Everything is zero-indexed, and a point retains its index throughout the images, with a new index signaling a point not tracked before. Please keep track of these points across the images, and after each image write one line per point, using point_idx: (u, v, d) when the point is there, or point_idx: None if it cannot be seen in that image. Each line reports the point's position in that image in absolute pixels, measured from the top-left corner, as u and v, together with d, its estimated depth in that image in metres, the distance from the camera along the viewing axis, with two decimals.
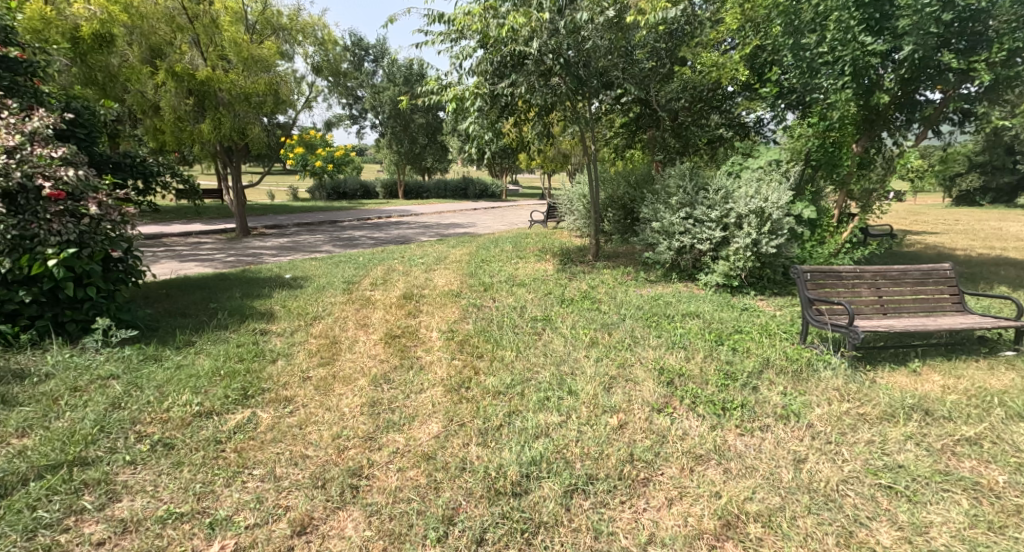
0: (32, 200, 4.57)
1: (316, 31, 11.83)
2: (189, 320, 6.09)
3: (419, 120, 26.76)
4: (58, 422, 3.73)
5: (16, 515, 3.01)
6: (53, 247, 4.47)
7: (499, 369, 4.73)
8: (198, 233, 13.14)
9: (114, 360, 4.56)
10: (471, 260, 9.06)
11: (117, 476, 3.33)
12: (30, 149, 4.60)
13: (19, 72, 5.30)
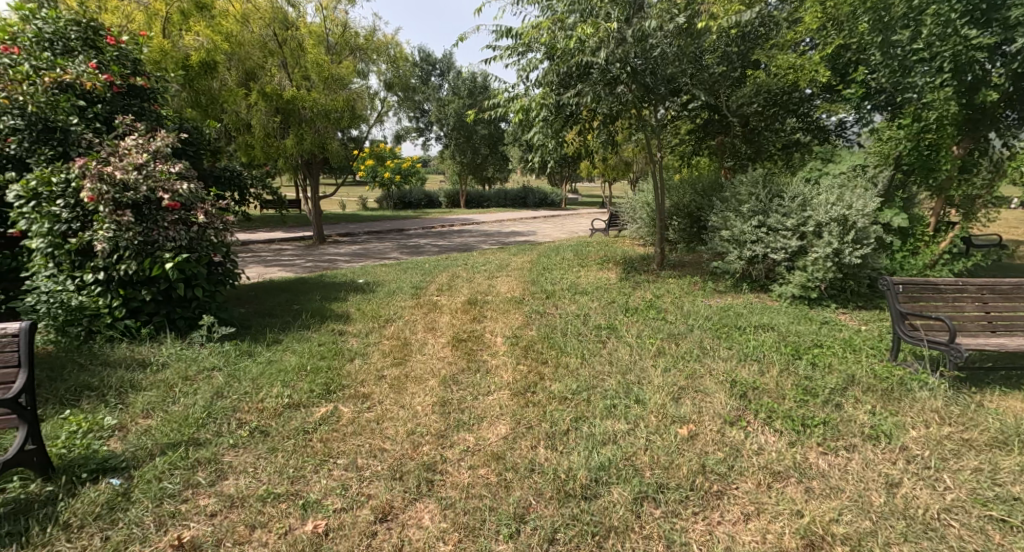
0: (154, 210, 5.09)
1: (389, 48, 12.34)
2: (277, 320, 6.56)
3: (483, 131, 27.25)
4: (174, 407, 4.15)
5: (146, 484, 3.39)
6: (170, 252, 4.99)
7: (565, 375, 4.84)
8: (280, 240, 13.98)
9: (216, 354, 5.01)
10: (534, 267, 9.22)
11: (224, 456, 3.68)
12: (154, 166, 5.12)
13: (146, 99, 6.02)
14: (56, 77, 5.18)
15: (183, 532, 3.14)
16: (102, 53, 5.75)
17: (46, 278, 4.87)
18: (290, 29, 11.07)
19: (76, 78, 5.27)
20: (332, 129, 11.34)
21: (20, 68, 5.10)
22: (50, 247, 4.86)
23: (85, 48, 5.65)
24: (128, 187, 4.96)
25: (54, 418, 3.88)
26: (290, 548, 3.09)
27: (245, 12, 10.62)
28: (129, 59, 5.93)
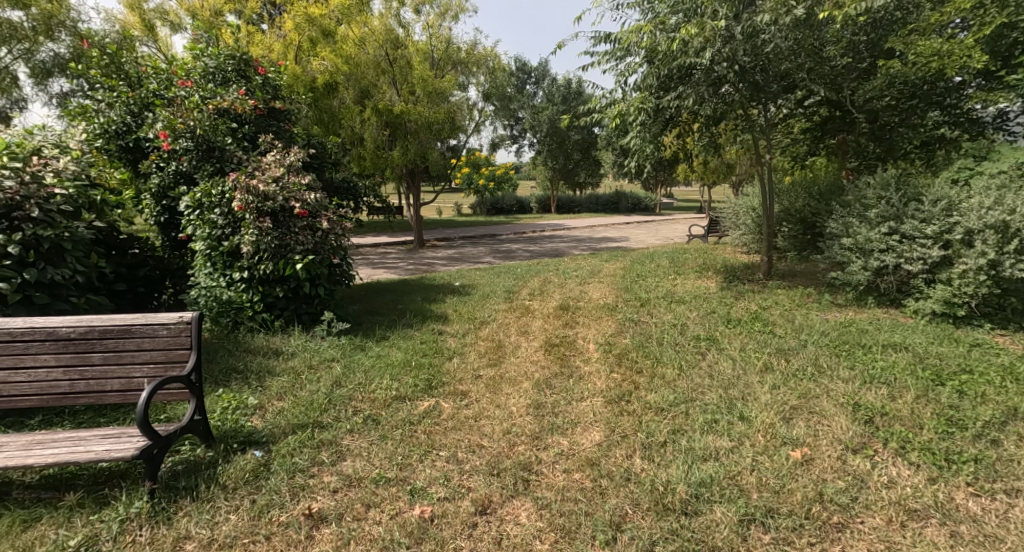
0: (287, 217, 5.71)
1: (488, 61, 12.77)
2: (384, 318, 7.07)
3: (575, 137, 27.46)
4: (301, 392, 4.63)
5: (283, 458, 3.84)
6: (300, 254, 5.57)
7: (660, 386, 4.86)
8: (385, 243, 14.91)
9: (334, 347, 5.51)
10: (626, 274, 9.22)
11: (343, 440, 4.07)
12: (288, 178, 5.77)
13: (283, 120, 7.06)
14: (217, 104, 6.18)
15: (312, 503, 3.51)
16: (251, 81, 6.89)
17: (204, 276, 5.58)
18: (399, 48, 11.78)
19: (232, 104, 6.25)
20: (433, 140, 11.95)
21: (191, 98, 6.14)
22: (208, 248, 5.60)
23: (238, 77, 6.78)
24: (268, 197, 5.61)
25: (210, 394, 4.51)
26: (401, 528, 3.37)
27: (362, 35, 11.47)
28: (271, 86, 7.05)
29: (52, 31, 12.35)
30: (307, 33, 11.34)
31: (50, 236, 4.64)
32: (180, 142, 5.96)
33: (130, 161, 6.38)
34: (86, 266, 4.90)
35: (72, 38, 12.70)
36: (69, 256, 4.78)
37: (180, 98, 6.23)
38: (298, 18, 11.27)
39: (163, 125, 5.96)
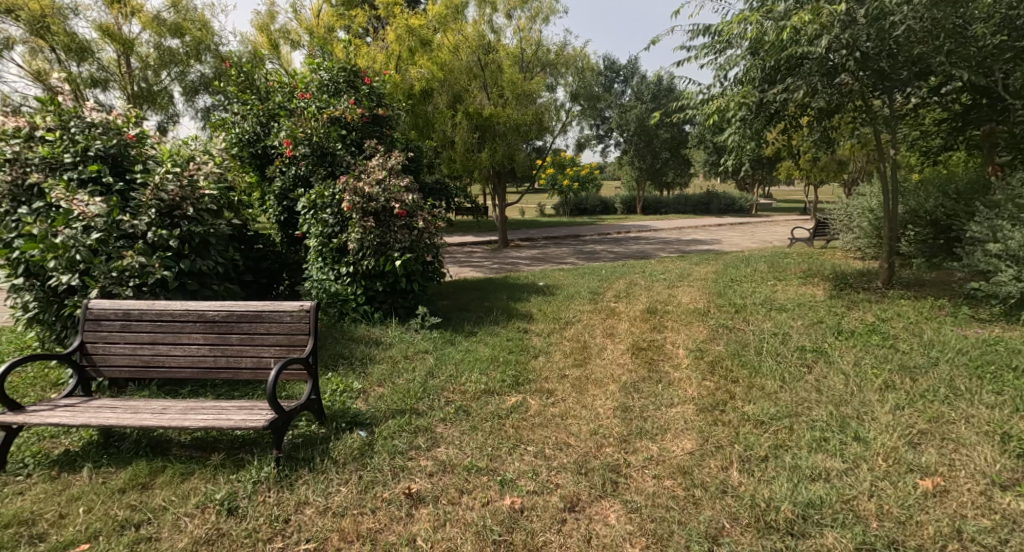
0: (388, 218, 6.11)
1: (577, 61, 12.76)
2: (472, 314, 7.35)
3: (665, 134, 26.85)
4: (399, 380, 5.03)
5: (386, 439, 4.17)
6: (398, 252, 6.02)
7: (760, 398, 4.74)
8: (472, 243, 15.29)
9: (427, 339, 5.95)
10: (719, 279, 8.98)
11: (437, 427, 4.36)
12: (389, 181, 6.14)
13: (387, 126, 7.67)
14: (330, 114, 6.91)
15: (411, 484, 3.76)
16: (360, 91, 7.44)
17: (317, 270, 6.25)
18: (490, 53, 12.08)
19: (342, 113, 6.93)
20: (520, 141, 12.05)
21: (310, 108, 6.92)
22: (320, 244, 6.19)
23: (348, 87, 7.38)
24: (372, 198, 6.03)
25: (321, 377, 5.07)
26: (493, 515, 3.53)
27: (456, 42, 11.79)
28: (376, 94, 7.55)
29: (199, 54, 13.72)
30: (407, 43, 11.82)
31: (200, 233, 5.39)
32: (300, 148, 6.75)
33: (258, 166, 7.35)
34: (224, 259, 5.63)
35: (215, 60, 14.03)
36: (214, 249, 5.52)
37: (301, 109, 7.00)
38: (400, 30, 11.83)
39: (285, 134, 6.76)
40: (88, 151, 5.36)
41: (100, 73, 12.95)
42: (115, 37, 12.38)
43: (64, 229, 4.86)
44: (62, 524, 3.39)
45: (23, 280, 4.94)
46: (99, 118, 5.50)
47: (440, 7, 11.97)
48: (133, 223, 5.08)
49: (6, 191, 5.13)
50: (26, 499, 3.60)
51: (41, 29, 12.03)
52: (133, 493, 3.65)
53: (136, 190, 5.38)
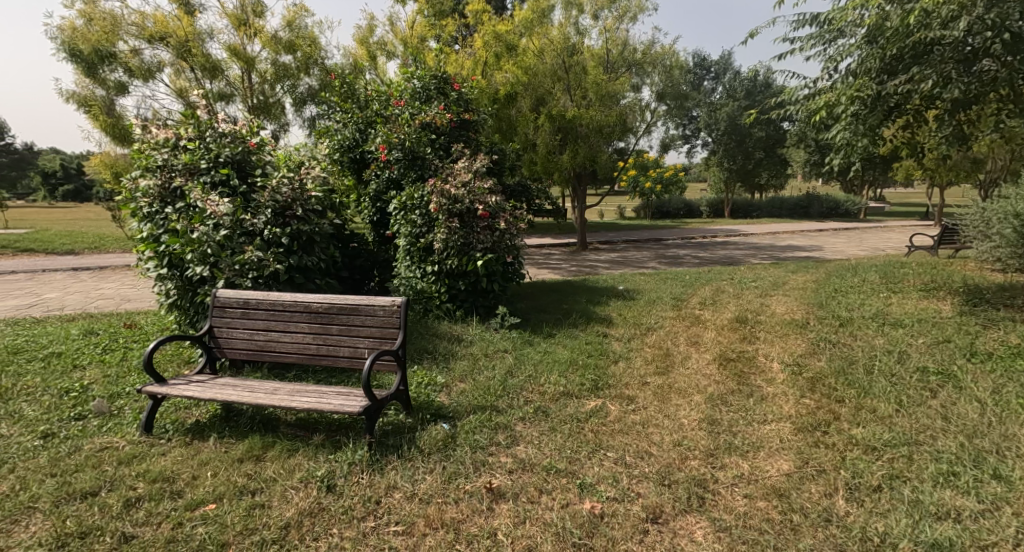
0: (471, 219, 6.60)
1: (665, 59, 12.44)
2: (551, 317, 7.47)
3: (758, 134, 25.64)
4: (479, 376, 5.36)
5: (467, 434, 4.35)
6: (480, 252, 6.47)
7: (871, 422, 4.40)
8: (550, 244, 15.28)
9: (506, 339, 6.37)
10: (820, 289, 8.45)
11: (516, 425, 4.50)
12: (473, 183, 6.64)
13: (472, 130, 8.21)
14: (421, 120, 7.54)
15: (492, 479, 3.86)
16: (449, 96, 8.01)
17: (405, 268, 6.83)
18: (575, 55, 11.96)
19: (433, 118, 7.57)
20: (603, 143, 11.90)
21: (404, 115, 7.57)
22: (408, 243, 6.75)
23: (438, 93, 7.98)
24: (457, 200, 6.56)
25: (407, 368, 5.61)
26: (573, 518, 3.51)
27: (541, 46, 11.85)
28: (465, 99, 8.16)
29: (308, 68, 14.47)
30: (493, 49, 12.04)
31: (306, 231, 5.87)
32: (393, 153, 7.36)
33: (355, 170, 7.95)
34: (325, 256, 6.12)
35: (321, 73, 14.66)
36: (318, 246, 6.02)
37: (395, 116, 7.69)
38: (488, 36, 12.08)
39: (381, 140, 7.41)
40: (219, 158, 5.95)
41: (226, 88, 14.25)
42: (239, 56, 13.52)
43: (200, 225, 5.52)
44: (193, 484, 3.80)
45: (166, 270, 5.61)
46: (228, 128, 6.14)
47: (527, 12, 12.05)
48: (254, 222, 5.63)
49: (156, 193, 5.77)
50: (167, 459, 4.07)
51: (184, 52, 13.30)
52: (249, 463, 4.04)
53: (257, 192, 5.91)
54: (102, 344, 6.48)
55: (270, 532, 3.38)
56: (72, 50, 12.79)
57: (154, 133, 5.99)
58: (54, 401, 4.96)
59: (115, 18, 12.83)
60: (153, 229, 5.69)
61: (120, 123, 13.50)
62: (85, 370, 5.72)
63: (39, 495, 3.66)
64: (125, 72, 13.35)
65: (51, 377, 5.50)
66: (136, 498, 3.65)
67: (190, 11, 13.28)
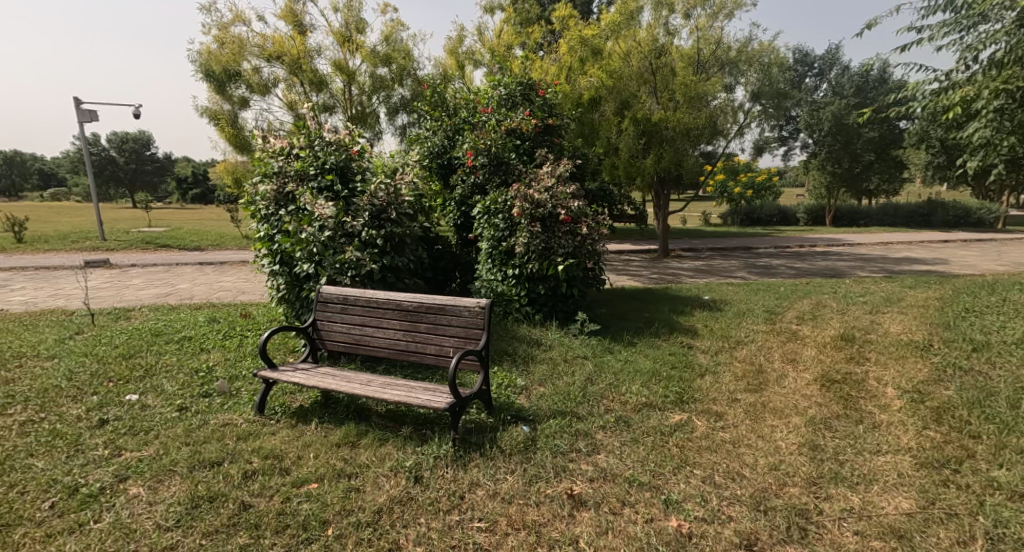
0: (553, 223, 6.64)
1: (763, 57, 11.84)
2: (631, 325, 7.27)
3: (869, 134, 23.72)
4: (559, 382, 5.44)
5: (548, 438, 4.45)
6: (561, 257, 6.46)
7: (1015, 464, 3.87)
8: (629, 250, 14.95)
9: (586, 345, 6.30)
10: (945, 308, 7.62)
11: (596, 433, 4.52)
12: (556, 188, 6.68)
13: (555, 135, 8.12)
14: (508, 125, 7.58)
15: (573, 486, 3.90)
16: (534, 102, 8.05)
17: (486, 271, 6.93)
18: (663, 56, 11.55)
19: (518, 124, 7.57)
20: (690, 147, 11.41)
21: (491, 122, 7.66)
22: (491, 247, 6.85)
23: (524, 100, 8.03)
24: (540, 205, 6.62)
25: None
26: (658, 535, 3.43)
27: (628, 49, 11.48)
28: (549, 105, 8.15)
29: (402, 79, 14.90)
30: (578, 53, 11.83)
31: (399, 234, 6.14)
32: (480, 158, 7.44)
33: (442, 175, 8.18)
34: (414, 257, 6.34)
35: (414, 83, 15.06)
36: (408, 248, 6.23)
37: (483, 122, 7.81)
38: (573, 41, 11.83)
39: (469, 146, 7.52)
40: (326, 164, 6.26)
41: (329, 100, 14.91)
42: (343, 70, 14.24)
43: (308, 227, 5.85)
44: (298, 464, 4.21)
45: (278, 266, 6.01)
46: (333, 137, 6.37)
47: (614, 15, 11.67)
48: (353, 224, 5.89)
49: (273, 197, 6.12)
50: (276, 439, 4.56)
51: (295, 69, 14.17)
52: (345, 448, 4.42)
53: (357, 197, 6.18)
54: (223, 331, 7.09)
55: (365, 515, 3.67)
56: (206, 71, 13.96)
57: (272, 142, 6.38)
58: (187, 379, 5.68)
59: (242, 42, 13.88)
60: (268, 228, 6.10)
61: (243, 134, 14.62)
62: (209, 353, 6.37)
63: (176, 460, 4.24)
64: (248, 89, 14.37)
65: (184, 358, 6.22)
66: (252, 471, 4.12)
67: (302, 30, 14.18)
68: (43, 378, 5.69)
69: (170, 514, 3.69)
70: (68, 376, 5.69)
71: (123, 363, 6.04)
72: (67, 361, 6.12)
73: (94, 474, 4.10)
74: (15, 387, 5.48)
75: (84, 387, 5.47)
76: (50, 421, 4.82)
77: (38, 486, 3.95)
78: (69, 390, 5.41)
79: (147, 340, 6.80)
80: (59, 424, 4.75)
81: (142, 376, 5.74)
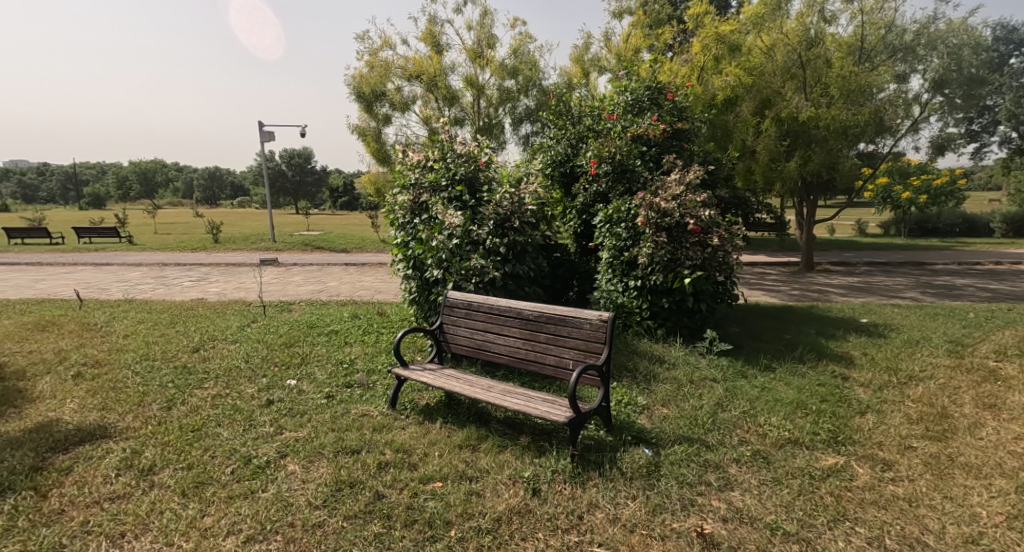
0: (682, 234, 6.06)
1: (949, 39, 10.29)
2: (771, 347, 6.44)
3: None
4: (685, 404, 4.90)
5: (673, 465, 4.00)
6: (688, 269, 5.89)
7: None
8: (766, 262, 13.65)
9: (715, 367, 5.63)
10: None
11: (729, 467, 3.99)
12: (686, 196, 6.09)
13: (684, 140, 7.53)
14: (634, 132, 7.13)
15: (704, 524, 3.46)
16: (663, 107, 7.57)
17: (606, 281, 6.51)
18: (815, 48, 10.20)
19: (646, 130, 7.11)
20: (846, 146, 9.94)
21: (615, 128, 7.24)
22: (612, 256, 6.42)
23: (651, 105, 7.57)
24: (667, 214, 6.06)
25: None
26: None
27: (773, 42, 10.35)
28: (680, 109, 7.63)
29: (528, 89, 14.86)
30: (712, 52, 11.26)
31: (521, 242, 5.87)
32: (603, 166, 7.03)
33: (564, 184, 7.84)
34: (536, 266, 6.07)
35: (540, 93, 14.92)
36: (528, 257, 5.97)
37: (608, 129, 7.40)
38: (706, 40, 11.32)
39: (593, 154, 7.13)
40: (456, 176, 6.17)
41: (460, 113, 15.14)
42: (472, 84, 14.54)
43: (438, 234, 5.79)
44: (424, 460, 4.15)
45: (410, 270, 6.03)
46: (464, 149, 6.26)
47: (756, 8, 11.01)
48: (479, 232, 5.71)
49: (408, 207, 6.19)
50: (406, 433, 4.51)
51: (432, 86, 14.72)
52: (467, 451, 4.28)
53: (483, 206, 6.02)
54: (364, 327, 7.25)
55: (485, 521, 3.52)
56: (357, 92, 14.91)
57: (411, 155, 6.44)
58: (334, 369, 5.85)
59: (387, 64, 14.66)
60: (404, 236, 6.13)
61: (385, 148, 15.41)
62: (351, 346, 6.53)
63: (324, 444, 4.35)
64: (391, 107, 15.02)
65: (332, 349, 6.44)
66: (385, 463, 4.11)
67: (439, 50, 14.77)
68: (228, 358, 6.23)
69: (319, 493, 3.78)
70: (246, 358, 6.19)
71: (285, 350, 6.41)
72: (247, 345, 6.65)
73: (263, 448, 4.36)
74: (209, 363, 6.08)
75: (256, 369, 5.88)
76: (232, 397, 5.23)
77: (224, 452, 4.28)
78: (246, 370, 5.86)
79: (303, 330, 7.19)
80: (238, 401, 5.14)
81: (300, 362, 6.04)
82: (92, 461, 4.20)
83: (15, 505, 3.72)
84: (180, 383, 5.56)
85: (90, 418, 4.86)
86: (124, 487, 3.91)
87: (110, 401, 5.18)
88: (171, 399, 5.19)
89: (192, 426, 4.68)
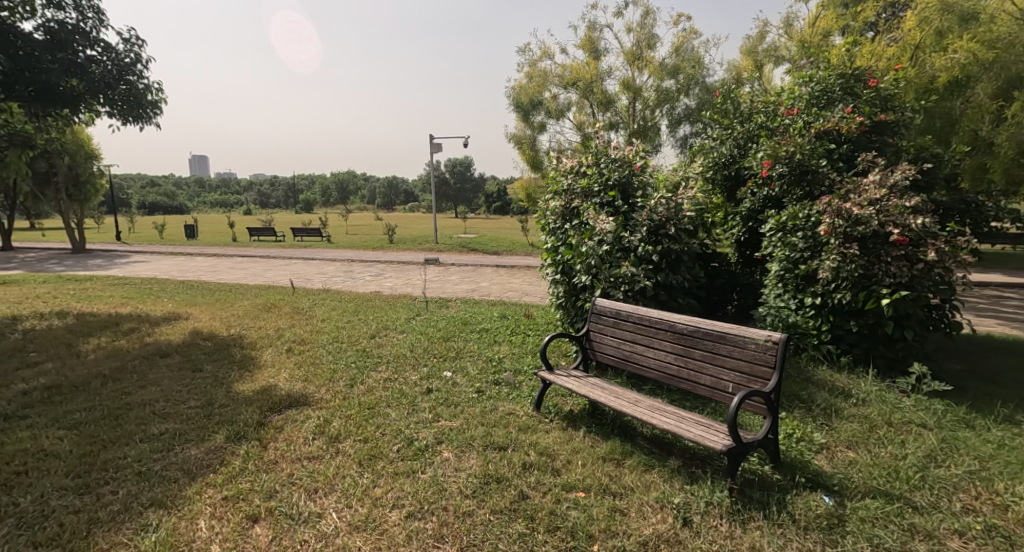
0: (878, 245, 4.80)
1: None
2: (1016, 394, 4.82)
3: None
4: (880, 450, 3.70)
5: (863, 523, 3.01)
6: (888, 288, 4.67)
7: None
8: (1000, 285, 11.00)
9: (923, 410, 4.26)
10: None
11: (951, 541, 2.90)
12: (889, 200, 4.75)
13: (886, 134, 6.01)
14: (819, 127, 5.78)
15: None
16: (860, 97, 6.11)
17: (774, 297, 5.33)
18: None
19: (836, 124, 5.69)
20: None
21: (796, 124, 6.00)
22: (784, 269, 5.28)
23: (845, 96, 6.15)
24: (861, 221, 4.82)
25: None
26: None
27: None
28: (883, 97, 6.05)
29: (688, 88, 13.61)
30: (934, 26, 9.05)
31: (678, 250, 5.03)
32: (778, 167, 5.86)
33: (729, 188, 6.81)
34: (692, 276, 5.18)
35: (703, 92, 13.63)
36: (684, 265, 5.10)
37: (785, 126, 6.22)
38: (927, 12, 9.17)
39: (766, 154, 5.97)
40: (609, 180, 5.42)
41: (615, 117, 14.36)
42: (628, 88, 13.75)
43: (588, 239, 5.15)
44: (568, 466, 3.52)
45: (557, 275, 5.44)
46: (618, 152, 5.54)
47: None
48: (632, 238, 4.97)
49: (560, 212, 5.58)
50: (550, 437, 3.89)
51: (588, 91, 14.15)
52: (610, 464, 3.56)
53: (637, 212, 5.22)
54: (516, 328, 6.78)
55: (630, 543, 2.90)
56: (515, 102, 14.80)
57: (564, 160, 5.82)
58: (484, 365, 5.43)
59: (545, 73, 14.44)
60: (554, 241, 5.55)
61: (540, 153, 15.11)
62: (500, 345, 6.09)
63: (474, 436, 3.88)
64: (547, 115, 14.68)
65: (483, 346, 6.06)
66: (530, 463, 3.54)
67: (597, 55, 14.16)
68: (398, 345, 6.11)
69: (469, 483, 3.34)
70: (412, 348, 5.98)
71: (442, 343, 6.13)
72: (412, 335, 6.49)
73: (423, 432, 3.98)
74: (383, 349, 5.98)
75: (419, 358, 5.64)
76: (398, 382, 4.98)
77: (392, 431, 3.98)
78: (411, 358, 5.65)
79: (458, 326, 6.92)
80: (403, 385, 4.88)
81: (455, 355, 5.72)
82: (297, 424, 4.15)
83: (246, 451, 3.77)
84: (360, 364, 5.48)
85: (295, 387, 4.89)
86: (318, 449, 3.77)
87: (310, 375, 5.21)
88: (354, 378, 5.07)
89: (368, 404, 4.47)
